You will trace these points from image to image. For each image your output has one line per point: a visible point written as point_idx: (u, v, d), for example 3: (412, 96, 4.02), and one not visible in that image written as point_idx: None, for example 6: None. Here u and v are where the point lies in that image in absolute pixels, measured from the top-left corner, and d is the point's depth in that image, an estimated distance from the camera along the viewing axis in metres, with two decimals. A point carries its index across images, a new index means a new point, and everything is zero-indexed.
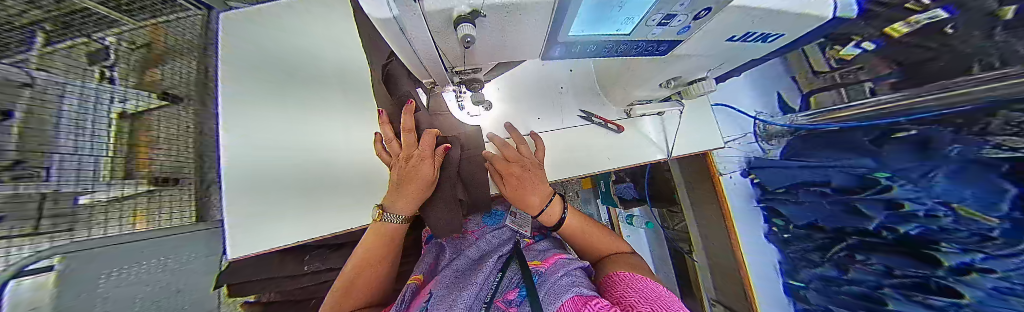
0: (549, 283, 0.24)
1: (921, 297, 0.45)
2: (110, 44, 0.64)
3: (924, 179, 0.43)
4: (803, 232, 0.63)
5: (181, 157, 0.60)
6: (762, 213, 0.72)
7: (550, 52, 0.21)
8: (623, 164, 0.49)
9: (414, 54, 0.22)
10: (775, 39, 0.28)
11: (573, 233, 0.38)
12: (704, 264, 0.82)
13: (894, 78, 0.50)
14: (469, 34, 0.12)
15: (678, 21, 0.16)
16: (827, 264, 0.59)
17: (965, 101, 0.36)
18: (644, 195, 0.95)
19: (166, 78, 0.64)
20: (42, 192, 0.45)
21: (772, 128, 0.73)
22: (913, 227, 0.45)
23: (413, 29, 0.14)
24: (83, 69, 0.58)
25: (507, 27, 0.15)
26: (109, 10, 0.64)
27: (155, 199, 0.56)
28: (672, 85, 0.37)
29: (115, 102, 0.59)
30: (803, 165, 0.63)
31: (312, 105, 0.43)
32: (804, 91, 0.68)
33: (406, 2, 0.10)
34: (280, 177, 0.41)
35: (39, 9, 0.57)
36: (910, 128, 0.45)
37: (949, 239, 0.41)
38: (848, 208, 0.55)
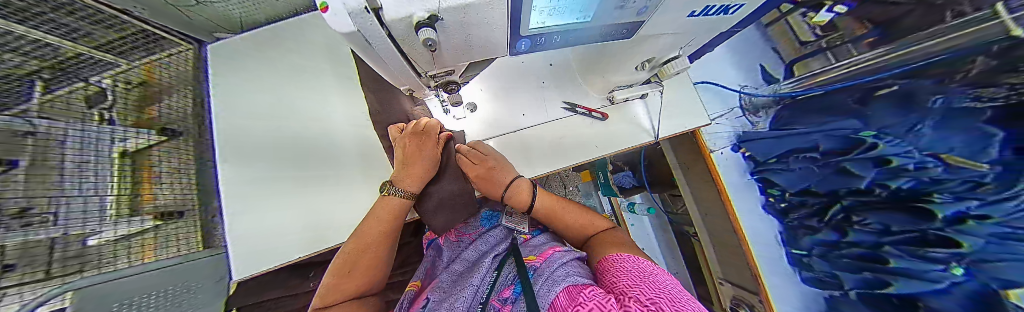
0: (545, 276, 0.25)
1: (922, 251, 0.46)
2: (108, 85, 0.60)
3: (910, 133, 0.44)
4: (799, 199, 0.64)
5: (184, 192, 0.61)
6: (757, 186, 0.72)
7: (516, 47, 0.22)
8: (613, 150, 0.50)
9: (387, 65, 0.23)
10: (736, 11, 0.27)
11: (549, 213, 0.39)
12: (709, 243, 0.80)
13: (873, 36, 0.54)
14: (431, 39, 0.13)
15: (634, 1, 0.17)
16: (826, 228, 0.60)
17: (949, 48, 0.39)
18: (644, 182, 0.95)
19: (166, 114, 0.63)
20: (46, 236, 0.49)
21: (757, 100, 0.73)
22: (903, 181, 0.45)
23: (376, 40, 0.15)
24: (83, 113, 0.57)
25: (468, 26, 0.15)
26: (103, 53, 0.57)
27: (163, 234, 0.58)
28: (648, 67, 0.39)
29: (115, 142, 0.58)
30: (790, 133, 0.64)
31: (314, 125, 0.51)
32: (787, 60, 0.70)
33: (365, 15, 0.11)
34: (291, 188, 0.47)
35: (36, 59, 0.52)
36: (895, 83, 0.46)
37: (940, 189, 0.42)
38: (838, 170, 0.55)
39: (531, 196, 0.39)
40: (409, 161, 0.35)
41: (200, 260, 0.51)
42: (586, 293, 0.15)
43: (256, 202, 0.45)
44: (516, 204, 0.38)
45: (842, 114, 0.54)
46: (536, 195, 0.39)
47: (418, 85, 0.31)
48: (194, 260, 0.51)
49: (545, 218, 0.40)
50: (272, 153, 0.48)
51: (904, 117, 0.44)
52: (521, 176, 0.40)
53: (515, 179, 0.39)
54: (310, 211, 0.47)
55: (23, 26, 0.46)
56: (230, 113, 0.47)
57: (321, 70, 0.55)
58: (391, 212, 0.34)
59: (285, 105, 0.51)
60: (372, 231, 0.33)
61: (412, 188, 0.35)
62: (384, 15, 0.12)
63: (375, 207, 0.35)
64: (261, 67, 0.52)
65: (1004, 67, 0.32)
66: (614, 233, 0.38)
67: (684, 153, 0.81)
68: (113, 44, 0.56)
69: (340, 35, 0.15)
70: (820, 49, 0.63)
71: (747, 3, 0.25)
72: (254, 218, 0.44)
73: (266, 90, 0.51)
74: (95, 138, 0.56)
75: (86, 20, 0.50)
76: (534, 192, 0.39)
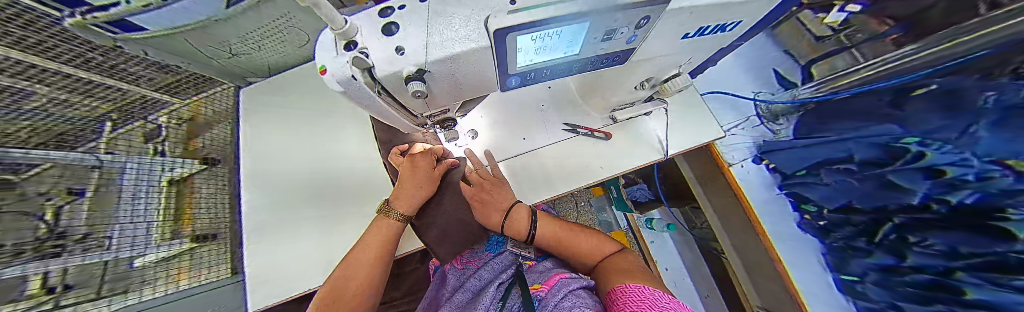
0: (550, 307, 0.24)
1: (1003, 279, 0.36)
2: (162, 123, 0.69)
3: (964, 137, 0.37)
4: (840, 216, 0.56)
5: (219, 214, 0.71)
6: (788, 201, 0.65)
7: (506, 83, 0.22)
8: (622, 171, 0.48)
9: (392, 116, 0.25)
10: (735, 27, 0.26)
11: (552, 242, 0.38)
12: (740, 265, 0.73)
13: (897, 32, 0.50)
14: (420, 90, 0.15)
15: (622, 32, 0.17)
16: (878, 250, 0.52)
17: (987, 43, 0.35)
18: (660, 195, 0.97)
19: (206, 144, 0.75)
20: (105, 259, 0.49)
21: (775, 108, 0.69)
22: (965, 195, 0.38)
23: (360, 93, 0.16)
24: (142, 147, 0.64)
25: (454, 73, 0.16)
26: (161, 93, 0.68)
27: (194, 256, 0.63)
28: (647, 86, 0.38)
29: (165, 171, 0.66)
30: (817, 142, 0.59)
31: (324, 157, 0.56)
32: (802, 62, 0.66)
33: (349, 79, 0.13)
34: (311, 217, 0.51)
35: (103, 100, 0.57)
36: (931, 82, 0.42)
37: (1014, 203, 0.33)
38: (882, 184, 0.49)
39: (529, 228, 0.38)
40: (403, 181, 0.36)
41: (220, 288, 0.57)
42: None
43: (280, 231, 0.50)
44: (514, 234, 0.39)
45: (875, 118, 0.49)
46: (535, 225, 0.38)
47: (422, 123, 0.33)
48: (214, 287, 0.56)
49: (550, 247, 0.39)
50: (297, 185, 0.53)
51: (947, 121, 0.39)
52: (520, 202, 0.40)
53: (512, 208, 0.39)
54: (327, 245, 0.50)
55: (67, 65, 0.47)
56: (265, 159, 0.55)
57: (337, 108, 0.61)
58: (385, 232, 0.36)
59: (307, 142, 0.57)
60: (361, 255, 0.35)
61: (403, 209, 0.36)
62: (376, 73, 0.14)
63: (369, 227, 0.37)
64: (286, 109, 0.60)
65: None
66: (622, 257, 0.35)
67: (701, 168, 0.77)
68: (175, 86, 0.69)
69: (337, 92, 0.17)
70: (842, 47, 0.58)
71: (745, 19, 0.24)
72: (279, 244, 0.50)
73: (290, 129, 0.58)
74: (147, 171, 0.62)
75: (153, 68, 0.62)
76: (535, 218, 0.39)
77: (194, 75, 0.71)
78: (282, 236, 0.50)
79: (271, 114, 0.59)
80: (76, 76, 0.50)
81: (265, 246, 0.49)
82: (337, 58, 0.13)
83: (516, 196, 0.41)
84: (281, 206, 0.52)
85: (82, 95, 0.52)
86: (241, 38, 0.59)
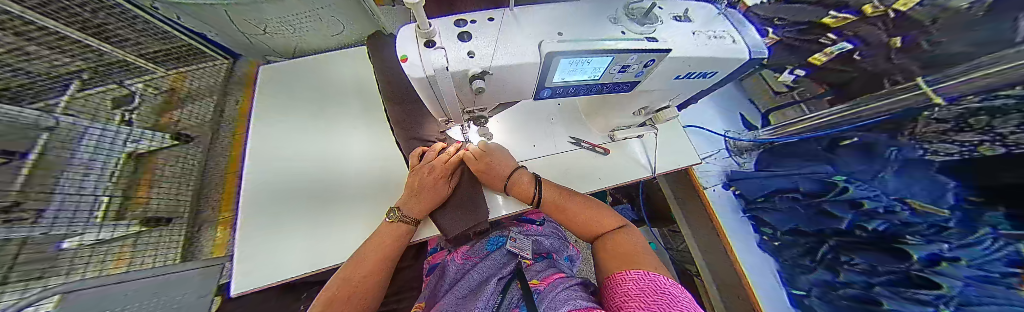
0: (549, 298, 0.26)
1: (910, 292, 0.43)
2: (139, 90, 0.69)
3: (875, 179, 0.48)
4: (792, 238, 0.64)
5: (180, 199, 0.65)
6: (750, 223, 0.73)
7: (539, 94, 0.27)
8: (614, 183, 0.51)
9: (437, 101, 0.29)
10: (713, 75, 0.32)
11: (558, 212, 0.41)
12: (713, 285, 0.79)
13: (831, 95, 0.61)
14: (480, 86, 0.20)
15: (633, 68, 0.23)
16: (820, 267, 0.58)
17: (894, 108, 0.47)
18: (643, 216, 1.06)
19: (183, 120, 0.73)
20: (19, 238, 0.42)
21: (741, 144, 0.78)
22: (878, 223, 0.48)
23: (437, 80, 0.21)
24: (107, 113, 0.62)
25: (507, 76, 0.22)
26: (143, 61, 0.69)
27: (142, 241, 0.56)
28: (644, 113, 0.45)
29: (127, 144, 0.61)
30: (772, 175, 0.69)
31: (334, 136, 0.57)
32: (764, 110, 0.79)
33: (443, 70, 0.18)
34: (309, 193, 0.48)
35: (83, 60, 0.61)
36: (852, 136, 0.53)
37: (913, 232, 0.43)
38: (819, 211, 0.58)
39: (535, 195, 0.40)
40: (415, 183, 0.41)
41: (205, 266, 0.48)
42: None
43: (276, 207, 0.46)
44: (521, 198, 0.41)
45: (814, 158, 0.60)
46: (540, 191, 0.40)
47: (453, 118, 0.37)
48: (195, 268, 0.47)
49: (558, 215, 0.40)
50: (299, 163, 0.52)
51: (868, 165, 0.50)
52: (524, 168, 0.43)
53: (513, 174, 0.41)
54: (326, 226, 0.44)
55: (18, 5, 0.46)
56: (274, 139, 0.55)
57: (352, 102, 0.65)
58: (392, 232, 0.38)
59: (309, 126, 0.59)
60: (373, 247, 0.36)
61: (410, 200, 0.40)
62: (450, 68, 0.19)
63: (373, 236, 0.38)
64: (306, 94, 0.64)
65: (960, 124, 0.38)
66: (620, 237, 0.36)
67: (679, 191, 0.87)
68: (161, 56, 0.72)
69: (412, 78, 0.20)
70: (794, 101, 0.70)
71: (720, 71, 0.31)
72: (269, 221, 0.44)
73: (307, 112, 0.61)
74: (110, 140, 0.59)
75: (140, 33, 0.65)
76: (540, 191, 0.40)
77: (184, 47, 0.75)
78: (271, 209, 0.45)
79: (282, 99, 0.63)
80: (45, 28, 0.52)
81: (254, 223, 0.43)
82: (424, 56, 0.19)
83: (517, 164, 0.43)
84: (281, 183, 0.49)
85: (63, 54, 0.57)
86: (280, 21, 0.73)
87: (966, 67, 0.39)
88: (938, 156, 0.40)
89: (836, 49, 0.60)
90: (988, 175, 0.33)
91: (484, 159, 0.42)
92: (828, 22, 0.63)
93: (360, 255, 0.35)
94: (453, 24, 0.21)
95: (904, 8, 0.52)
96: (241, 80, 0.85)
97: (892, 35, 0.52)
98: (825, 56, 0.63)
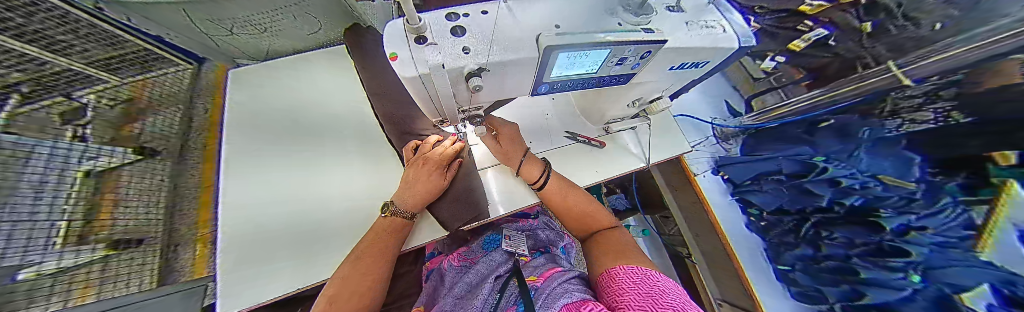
0: (546, 292, 0.26)
1: (883, 260, 0.47)
2: (90, 101, 0.62)
3: (850, 158, 0.52)
4: (775, 218, 0.68)
5: (148, 217, 0.61)
6: (739, 206, 0.77)
7: (536, 90, 0.28)
8: (611, 175, 0.52)
9: (431, 101, 0.28)
10: (705, 65, 0.33)
11: (557, 201, 0.41)
12: (703, 263, 0.85)
13: (807, 80, 0.64)
14: (478, 82, 0.20)
15: (630, 60, 0.23)
16: (802, 243, 0.62)
17: (861, 92, 0.51)
18: (636, 203, 1.09)
19: (144, 131, 0.67)
20: None
21: (727, 130, 0.81)
22: (854, 199, 0.52)
23: (432, 79, 0.20)
24: (57, 129, 0.55)
25: (503, 71, 0.22)
26: (94, 69, 0.62)
27: (112, 265, 0.52)
28: (637, 105, 0.45)
29: (83, 160, 0.55)
30: (756, 158, 0.72)
31: (317, 150, 0.58)
32: (746, 95, 0.80)
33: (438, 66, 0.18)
34: (289, 212, 0.50)
35: (23, 72, 0.52)
36: (829, 119, 0.57)
37: (885, 206, 0.47)
38: (801, 190, 0.62)
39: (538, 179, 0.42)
40: (414, 180, 0.40)
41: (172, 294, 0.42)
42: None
43: (256, 227, 0.47)
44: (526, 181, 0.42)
45: (795, 141, 0.63)
46: (547, 175, 0.42)
47: (449, 119, 0.37)
48: (192, 287, 0.47)
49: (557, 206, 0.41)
50: (278, 179, 0.53)
51: (844, 145, 0.53)
52: (531, 154, 0.44)
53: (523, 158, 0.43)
54: (310, 245, 0.47)
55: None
56: (250, 151, 0.55)
57: (339, 112, 0.66)
58: (389, 230, 0.37)
59: (292, 137, 0.59)
60: (373, 248, 0.35)
61: (411, 196, 0.39)
62: (445, 65, 0.19)
63: (370, 233, 0.37)
64: (276, 105, 0.63)
65: (931, 98, 0.40)
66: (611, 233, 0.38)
67: (670, 177, 0.90)
68: (112, 62, 0.65)
69: (404, 79, 0.20)
70: (772, 88, 0.72)
71: (711, 61, 0.31)
72: (249, 241, 0.46)
73: (285, 124, 0.60)
74: (60, 156, 0.52)
75: (95, 41, 0.60)
76: (546, 174, 0.42)
77: (135, 50, 0.68)
78: (253, 230, 0.47)
79: (259, 109, 0.61)
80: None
81: (237, 244, 0.45)
82: (413, 52, 0.19)
83: (526, 151, 0.44)
84: (258, 200, 0.50)
85: (4, 67, 0.49)
86: (250, 22, 0.71)
87: (936, 48, 0.42)
88: (915, 125, 0.41)
89: (814, 35, 0.63)
90: (946, 148, 0.37)
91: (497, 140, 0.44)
92: (806, 9, 0.65)
93: (359, 257, 0.34)
94: (445, 18, 0.21)
95: None
96: (208, 86, 0.81)
97: (864, 21, 0.56)
98: (803, 42, 0.65)
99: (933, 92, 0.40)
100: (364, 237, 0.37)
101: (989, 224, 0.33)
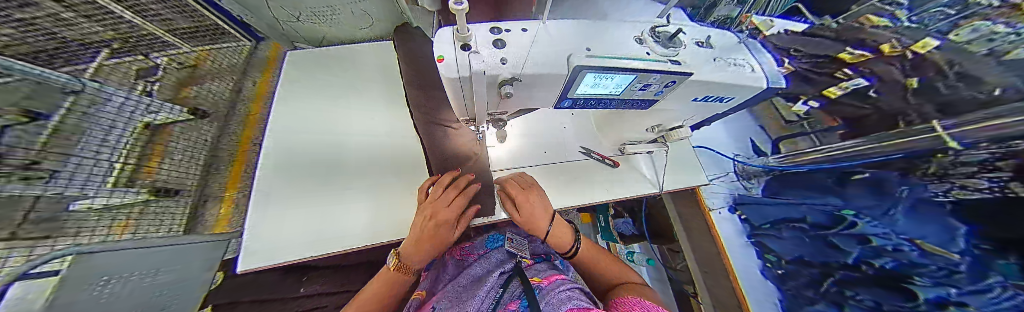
0: (549, 296, 0.26)
1: None
2: (162, 63, 0.74)
3: (885, 217, 0.49)
4: (794, 267, 0.63)
5: (187, 173, 0.67)
6: (753, 249, 0.71)
7: (560, 104, 0.29)
8: (618, 197, 0.52)
9: (463, 102, 0.31)
10: (728, 100, 0.32)
11: (584, 261, 0.41)
12: (710, 311, 0.75)
13: (842, 129, 0.60)
14: (509, 91, 0.22)
15: (653, 87, 0.24)
16: (823, 301, 0.56)
17: (896, 150, 0.48)
18: (644, 231, 0.97)
19: (200, 96, 0.77)
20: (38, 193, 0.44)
21: (749, 169, 0.78)
22: (886, 260, 0.48)
23: (471, 83, 0.22)
24: (133, 83, 0.67)
25: (536, 84, 0.23)
26: (174, 37, 0.76)
27: (147, 210, 0.58)
28: (656, 130, 0.45)
29: (145, 113, 0.64)
30: (781, 202, 0.67)
31: (350, 124, 0.62)
32: (774, 137, 0.76)
33: None
34: (317, 177, 0.52)
35: (114, 31, 0.67)
36: (862, 171, 0.53)
37: (922, 273, 0.43)
38: (828, 243, 0.57)
39: (568, 245, 0.39)
40: (425, 238, 0.34)
41: (201, 242, 0.46)
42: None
43: (285, 186, 0.50)
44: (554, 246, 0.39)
45: (823, 190, 0.60)
46: (577, 242, 0.40)
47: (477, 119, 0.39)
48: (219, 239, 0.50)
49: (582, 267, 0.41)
50: (314, 145, 0.56)
51: (879, 201, 0.50)
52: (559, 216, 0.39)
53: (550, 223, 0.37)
54: (328, 213, 0.48)
55: None
56: (297, 116, 0.61)
57: (375, 91, 0.71)
58: (390, 284, 0.35)
59: (332, 107, 0.65)
60: (375, 300, 0.34)
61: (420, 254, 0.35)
62: (486, 72, 0.21)
63: (377, 278, 0.36)
64: (323, 80, 0.69)
65: (987, 167, 0.36)
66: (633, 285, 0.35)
67: (683, 206, 0.87)
68: (189, 33, 0.78)
69: (446, 81, 0.22)
70: (804, 132, 0.68)
71: (734, 97, 0.31)
72: (277, 199, 0.48)
73: (328, 97, 0.66)
74: (130, 109, 0.62)
75: (178, 11, 0.73)
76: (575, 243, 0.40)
77: (210, 27, 0.80)
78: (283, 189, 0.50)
79: (311, 82, 0.68)
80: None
81: (268, 200, 0.48)
82: (459, 58, 0.20)
83: (556, 212, 0.38)
84: (294, 160, 0.53)
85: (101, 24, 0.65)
86: (313, 11, 0.80)
87: (986, 113, 0.39)
88: (965, 192, 0.39)
89: (851, 84, 0.60)
90: (1000, 226, 0.34)
91: (524, 199, 0.37)
92: (845, 57, 0.63)
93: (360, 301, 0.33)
94: (488, 32, 0.23)
95: (921, 50, 0.53)
96: (261, 61, 0.90)
97: (909, 76, 0.53)
98: (840, 90, 0.63)
99: (994, 161, 0.36)
100: (371, 280, 0.36)
101: None
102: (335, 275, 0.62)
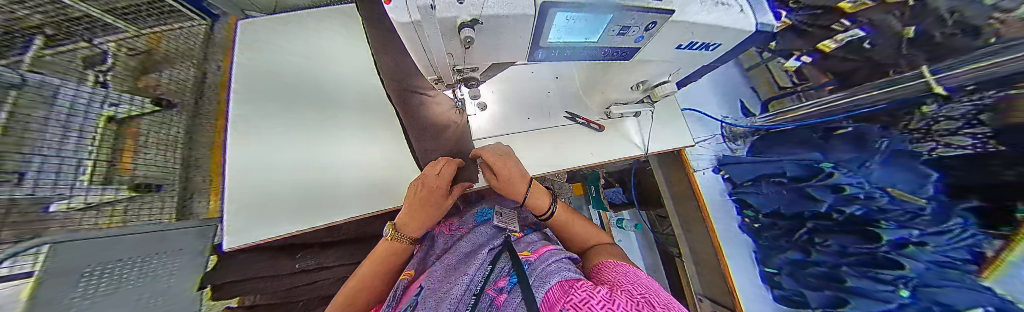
0: (539, 270, 0.25)
1: (873, 272, 0.49)
2: (110, 49, 0.68)
3: (862, 168, 0.50)
4: (770, 221, 0.67)
5: (167, 166, 0.65)
6: (733, 205, 0.75)
7: (534, 55, 0.28)
8: (605, 159, 0.53)
9: (426, 54, 0.29)
10: (716, 48, 0.32)
11: (563, 224, 0.41)
12: (691, 263, 0.84)
13: (832, 85, 0.59)
14: (469, 35, 0.20)
15: (633, 31, 0.23)
16: (793, 248, 0.62)
17: (884, 99, 0.48)
18: (632, 199, 0.99)
19: (161, 85, 0.71)
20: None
21: (737, 130, 0.78)
22: (856, 208, 0.51)
23: (426, 27, 0.21)
24: (81, 73, 0.61)
25: (501, 29, 0.22)
26: (112, 17, 0.67)
27: (135, 205, 0.57)
28: (641, 88, 0.44)
29: (104, 106, 0.59)
30: (761, 160, 0.69)
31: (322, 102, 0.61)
32: (764, 98, 0.75)
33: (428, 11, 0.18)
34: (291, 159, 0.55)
35: (41, 14, 0.60)
36: (845, 125, 0.54)
37: (886, 218, 0.47)
38: (803, 194, 0.60)
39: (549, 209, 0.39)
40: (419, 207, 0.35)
41: None
42: (578, 285, 0.14)
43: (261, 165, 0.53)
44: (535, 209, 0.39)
45: (806, 146, 0.60)
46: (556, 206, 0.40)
47: (445, 78, 0.38)
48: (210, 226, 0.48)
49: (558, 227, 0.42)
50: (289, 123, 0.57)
51: (858, 154, 0.51)
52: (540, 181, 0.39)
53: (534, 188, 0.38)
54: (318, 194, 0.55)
55: None
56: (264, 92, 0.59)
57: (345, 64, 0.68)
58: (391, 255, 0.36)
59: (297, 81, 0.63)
60: (376, 270, 0.35)
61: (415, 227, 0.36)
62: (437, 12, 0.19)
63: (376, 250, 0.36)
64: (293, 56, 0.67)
65: (971, 122, 0.36)
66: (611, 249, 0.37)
67: (670, 171, 0.88)
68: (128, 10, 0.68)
69: (398, 25, 0.21)
70: (791, 91, 0.68)
71: (722, 45, 0.31)
72: (258, 178, 0.52)
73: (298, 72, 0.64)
74: (85, 101, 0.57)
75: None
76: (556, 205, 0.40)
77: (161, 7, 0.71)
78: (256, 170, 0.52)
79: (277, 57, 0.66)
80: None
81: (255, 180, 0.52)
82: None
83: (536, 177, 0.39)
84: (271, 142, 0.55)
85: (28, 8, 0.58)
86: None
87: (981, 54, 0.37)
88: (949, 149, 0.38)
89: (846, 36, 0.57)
90: (980, 172, 0.34)
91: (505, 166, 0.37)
92: (845, 6, 0.59)
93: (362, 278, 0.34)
94: None
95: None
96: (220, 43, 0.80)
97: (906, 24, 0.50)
98: (835, 43, 0.60)
99: (976, 115, 0.36)
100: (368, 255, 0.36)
101: (999, 257, 0.33)
102: (327, 253, 0.64)
